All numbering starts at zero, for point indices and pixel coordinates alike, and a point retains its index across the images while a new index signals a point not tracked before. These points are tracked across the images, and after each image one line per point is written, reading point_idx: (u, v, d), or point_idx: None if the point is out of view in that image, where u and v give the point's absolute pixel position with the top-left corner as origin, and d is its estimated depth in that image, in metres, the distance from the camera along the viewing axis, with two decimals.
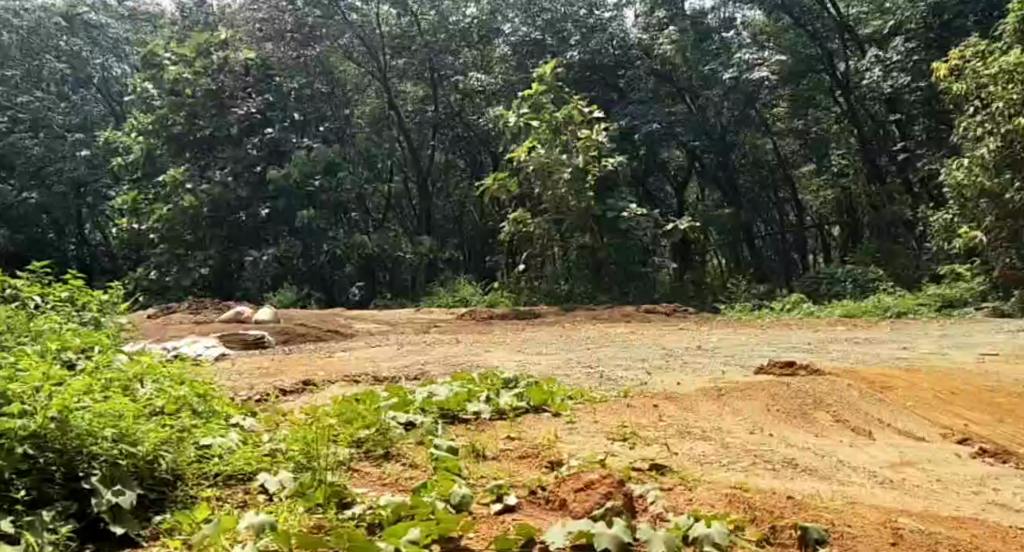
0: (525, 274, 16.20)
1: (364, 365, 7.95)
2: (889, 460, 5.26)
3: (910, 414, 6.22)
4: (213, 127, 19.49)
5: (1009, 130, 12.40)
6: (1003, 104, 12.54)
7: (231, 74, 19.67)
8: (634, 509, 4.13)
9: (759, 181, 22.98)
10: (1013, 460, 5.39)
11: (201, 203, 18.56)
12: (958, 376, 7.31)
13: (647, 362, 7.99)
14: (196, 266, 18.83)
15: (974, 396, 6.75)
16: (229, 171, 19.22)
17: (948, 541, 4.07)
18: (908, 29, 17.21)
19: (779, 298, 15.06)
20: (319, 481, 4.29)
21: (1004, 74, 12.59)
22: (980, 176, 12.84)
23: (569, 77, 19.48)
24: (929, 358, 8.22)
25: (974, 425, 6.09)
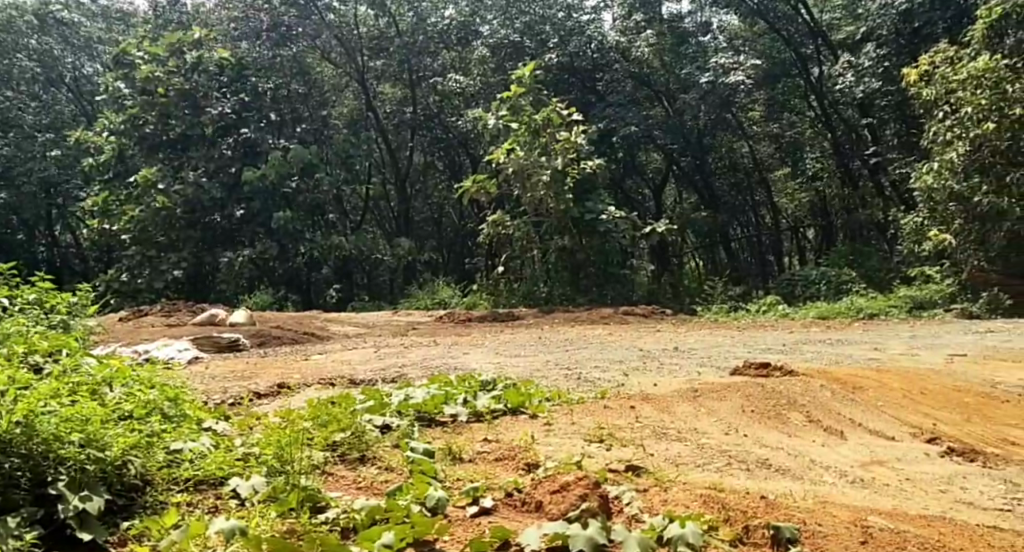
0: (504, 275, 16.09)
1: (341, 368, 7.88)
2: (860, 460, 5.26)
3: (881, 415, 6.22)
4: (186, 126, 19.21)
5: (977, 135, 12.68)
6: (972, 109, 12.79)
7: (205, 74, 19.54)
8: (609, 510, 4.11)
9: (734, 184, 22.92)
10: (981, 458, 5.39)
11: (174, 203, 18.48)
12: (928, 377, 7.35)
13: (623, 364, 7.98)
14: (169, 268, 18.59)
15: (943, 396, 6.77)
16: (203, 171, 19.03)
17: (918, 539, 4.07)
18: (880, 36, 17.40)
19: (754, 300, 15.11)
20: (292, 485, 4.24)
21: (972, 79, 12.85)
22: (949, 180, 13.04)
23: (549, 78, 19.59)
24: (901, 358, 8.26)
25: (943, 425, 6.10)
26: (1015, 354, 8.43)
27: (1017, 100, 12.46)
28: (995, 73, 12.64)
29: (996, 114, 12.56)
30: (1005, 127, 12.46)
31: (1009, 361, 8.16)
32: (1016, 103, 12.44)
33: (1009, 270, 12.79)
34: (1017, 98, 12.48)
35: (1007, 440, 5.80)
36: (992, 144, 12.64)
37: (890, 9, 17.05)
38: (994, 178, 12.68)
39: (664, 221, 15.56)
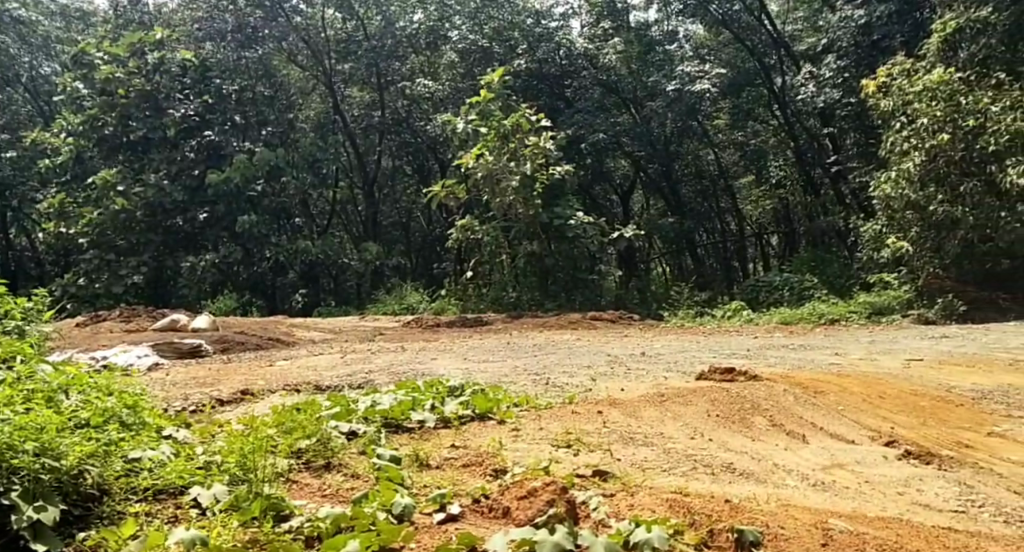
0: (473, 280, 16.07)
1: (306, 374, 7.78)
2: (821, 463, 5.26)
3: (842, 418, 6.23)
4: (147, 128, 18.97)
5: (933, 145, 12.85)
6: (927, 120, 12.94)
7: (167, 75, 19.33)
8: (576, 516, 4.07)
9: (700, 191, 22.82)
10: (936, 461, 5.40)
11: (134, 206, 18.24)
12: (888, 381, 7.40)
13: (592, 369, 7.94)
14: (129, 273, 18.23)
15: (900, 400, 6.80)
16: (165, 173, 18.76)
17: (876, 541, 4.08)
18: (839, 48, 17.52)
19: (720, 306, 15.18)
20: (255, 494, 4.16)
21: (927, 92, 13.05)
22: (906, 190, 13.13)
23: (518, 84, 19.36)
24: (861, 363, 8.31)
25: (901, 428, 6.12)
26: (971, 359, 8.52)
27: (971, 112, 12.65)
28: (948, 86, 12.91)
29: (951, 125, 12.76)
30: (958, 137, 12.70)
31: (966, 365, 8.23)
32: (970, 115, 12.63)
33: (963, 277, 12.94)
34: (971, 110, 12.65)
35: (962, 444, 5.83)
36: (947, 154, 12.83)
37: (850, 22, 17.22)
38: (948, 188, 12.87)
39: (632, 227, 15.56)
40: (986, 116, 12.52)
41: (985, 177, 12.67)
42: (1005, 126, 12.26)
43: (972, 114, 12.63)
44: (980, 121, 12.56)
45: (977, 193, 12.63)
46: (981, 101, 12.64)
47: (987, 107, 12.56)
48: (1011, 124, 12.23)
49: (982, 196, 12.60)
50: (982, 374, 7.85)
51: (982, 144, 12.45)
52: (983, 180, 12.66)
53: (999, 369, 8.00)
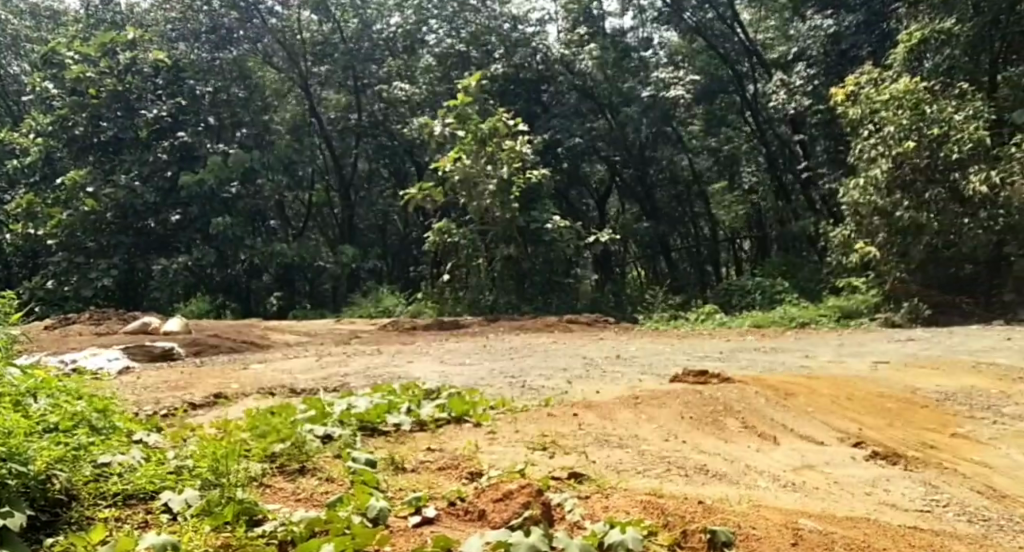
0: (449, 284, 15.93)
1: (279, 377, 7.71)
2: (791, 464, 5.27)
3: (813, 420, 6.25)
4: (118, 128, 18.81)
5: (898, 153, 12.89)
6: (894, 129, 13.02)
7: (138, 76, 19.14)
8: (551, 518, 4.06)
9: (675, 196, 22.69)
10: (902, 461, 5.43)
11: (104, 207, 18.13)
12: (856, 384, 7.43)
13: (567, 372, 7.94)
14: (99, 275, 18.00)
15: (869, 402, 6.83)
16: (136, 174, 18.53)
17: (845, 540, 4.11)
18: (809, 57, 17.79)
19: (693, 310, 15.21)
20: (227, 498, 4.12)
21: (893, 100, 13.15)
22: (874, 196, 13.23)
23: (495, 87, 19.10)
24: (830, 366, 8.35)
25: (868, 429, 6.16)
26: (938, 362, 8.60)
27: (936, 121, 12.77)
28: (913, 94, 13.01)
29: (916, 133, 12.85)
30: (923, 145, 12.79)
31: (932, 368, 8.30)
32: (934, 124, 12.75)
33: (927, 281, 13.08)
34: (935, 119, 12.78)
35: (927, 444, 5.87)
36: (911, 161, 12.87)
37: (819, 31, 17.48)
38: (914, 195, 12.98)
39: (608, 231, 15.60)
40: (950, 125, 12.65)
41: (949, 185, 12.75)
42: (967, 134, 12.41)
43: (938, 123, 12.74)
44: (944, 130, 12.66)
45: (941, 200, 12.77)
46: (945, 110, 12.78)
47: (950, 116, 12.70)
48: (973, 132, 12.40)
49: (946, 203, 12.75)
50: (947, 376, 7.91)
51: (945, 152, 12.59)
52: (947, 187, 12.74)
53: (965, 371, 8.07)
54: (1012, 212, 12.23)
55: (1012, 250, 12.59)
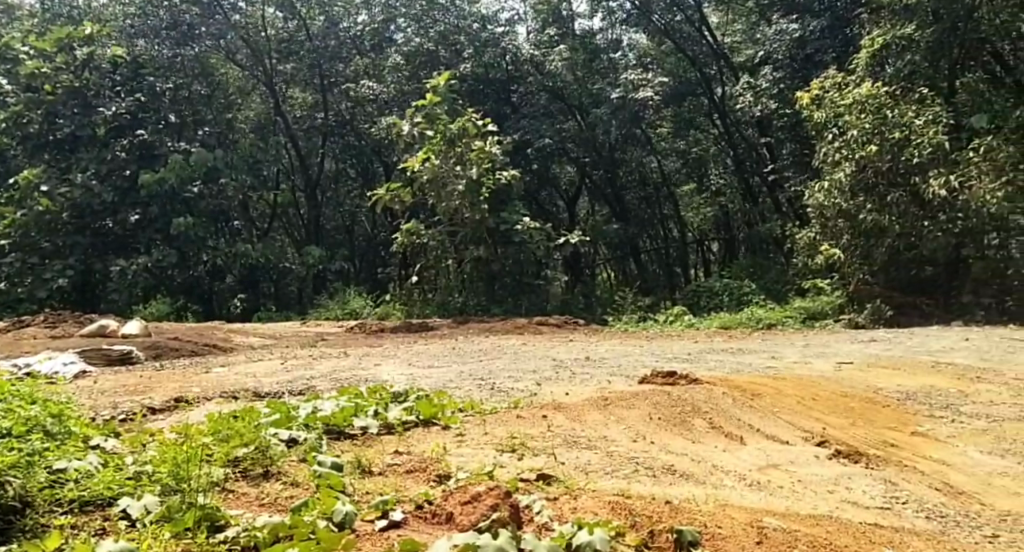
0: (418, 286, 15.82)
1: (243, 381, 7.61)
2: (756, 463, 5.25)
3: (779, 420, 6.25)
4: (75, 126, 18.50)
5: (861, 156, 13.04)
6: (857, 132, 13.14)
7: (96, 72, 18.89)
8: (520, 520, 4.02)
9: (645, 198, 22.70)
10: (864, 460, 5.43)
11: (59, 207, 17.81)
12: (821, 384, 7.42)
13: (537, 374, 7.86)
14: (54, 276, 17.74)
15: (832, 402, 6.84)
16: (93, 172, 18.26)
17: (808, 538, 4.10)
18: (775, 60, 17.99)
19: (661, 311, 15.26)
20: (187, 504, 4.03)
21: (857, 104, 13.23)
22: (838, 199, 13.36)
23: (463, 87, 19.56)
24: (795, 366, 8.36)
25: (833, 428, 6.17)
26: (900, 362, 8.64)
27: (896, 125, 12.87)
28: (876, 99, 13.10)
29: (878, 137, 12.95)
30: (885, 149, 12.88)
31: (894, 367, 8.35)
32: (895, 128, 12.85)
33: (890, 282, 13.18)
34: (897, 123, 12.87)
35: (888, 442, 5.89)
36: (874, 165, 13.00)
37: (785, 35, 17.84)
38: (876, 198, 13.09)
39: (577, 233, 15.58)
40: (911, 129, 12.77)
41: (910, 188, 12.86)
42: (928, 139, 12.53)
43: (898, 127, 12.85)
44: (905, 134, 12.77)
45: (902, 203, 12.89)
46: (906, 115, 12.89)
47: (911, 120, 12.82)
48: (933, 136, 12.52)
49: (907, 205, 12.87)
50: (907, 375, 7.95)
51: (906, 156, 12.72)
52: (907, 191, 12.87)
53: (924, 371, 8.12)
54: (970, 215, 12.21)
55: (971, 252, 12.56)
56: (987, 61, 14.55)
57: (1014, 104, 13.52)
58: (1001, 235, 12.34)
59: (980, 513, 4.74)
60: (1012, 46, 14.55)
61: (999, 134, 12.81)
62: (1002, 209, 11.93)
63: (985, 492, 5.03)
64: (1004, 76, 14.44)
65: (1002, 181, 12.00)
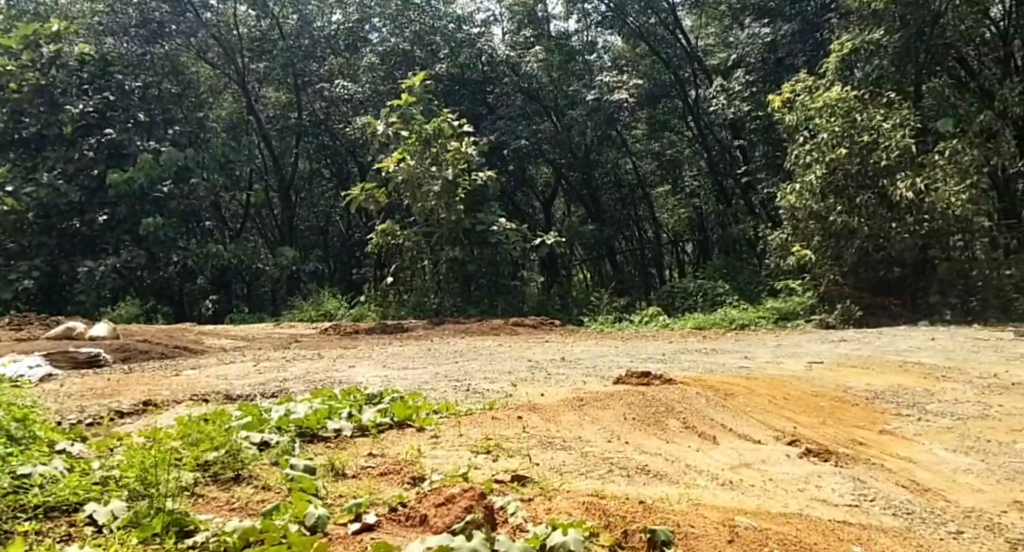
0: (393, 287, 15.76)
1: (216, 383, 7.51)
2: (729, 463, 5.24)
3: (751, 419, 6.25)
4: (41, 125, 18.19)
5: (831, 159, 13.06)
6: (827, 135, 13.17)
7: (63, 69, 18.48)
8: (494, 521, 3.98)
9: (620, 199, 22.71)
10: (834, 459, 5.42)
11: (24, 206, 17.52)
12: (791, 383, 7.42)
13: (513, 375, 7.81)
14: (20, 277, 17.49)
15: (803, 401, 6.84)
16: (60, 172, 18.01)
17: (779, 537, 4.09)
18: (747, 64, 18.12)
19: (637, 311, 15.30)
20: (156, 510, 3.96)
21: (827, 108, 13.29)
22: (809, 201, 13.39)
23: (439, 87, 19.59)
24: (767, 366, 8.37)
25: (804, 427, 6.16)
26: (869, 361, 8.68)
27: (865, 128, 12.96)
28: (845, 102, 13.22)
29: (847, 140, 13.01)
30: (854, 152, 12.94)
31: (862, 366, 8.39)
32: (864, 131, 12.93)
33: (859, 282, 13.28)
34: (866, 127, 12.95)
35: (857, 441, 5.89)
36: (845, 167, 13.06)
37: (757, 39, 17.91)
38: (846, 200, 13.16)
39: (553, 233, 15.59)
40: (879, 132, 12.87)
41: (878, 190, 12.95)
42: (895, 142, 12.68)
43: (866, 130, 12.93)
44: (874, 137, 12.88)
45: (871, 205, 12.96)
46: (874, 118, 13.00)
47: (880, 124, 12.92)
48: (900, 140, 12.68)
49: (875, 208, 12.95)
50: (876, 375, 7.98)
51: (874, 159, 12.81)
52: (876, 193, 12.95)
53: (892, 371, 8.15)
54: (936, 217, 12.42)
55: (937, 254, 12.63)
56: (952, 66, 14.92)
57: (978, 110, 13.85)
58: (965, 237, 12.45)
59: (945, 510, 4.75)
60: (974, 52, 15.11)
61: (963, 137, 13.32)
62: (966, 210, 12.27)
63: (950, 489, 5.05)
64: (968, 80, 14.81)
65: (966, 183, 12.42)
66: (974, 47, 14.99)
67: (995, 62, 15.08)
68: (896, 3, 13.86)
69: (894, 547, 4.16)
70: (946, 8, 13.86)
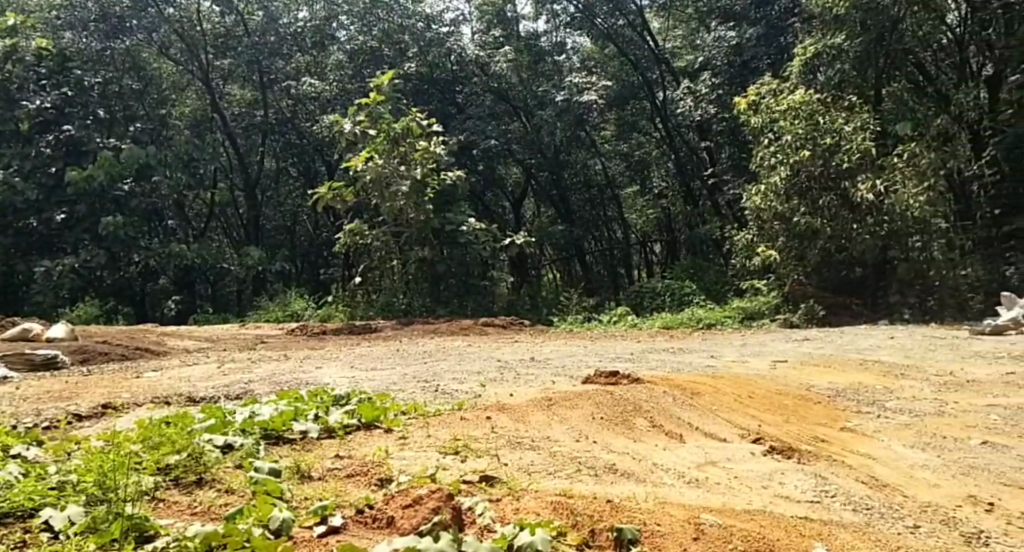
0: (362, 287, 15.67)
1: (178, 386, 7.36)
2: (695, 461, 5.22)
3: (715, 416, 6.24)
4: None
5: (795, 161, 13.16)
6: (790, 138, 13.25)
7: (20, 64, 17.93)
8: (461, 522, 3.93)
9: (589, 199, 22.72)
10: (797, 455, 5.41)
11: None
12: (754, 382, 7.41)
13: (482, 375, 7.75)
14: None
15: (768, 399, 6.84)
16: (17, 170, 17.76)
17: (742, 534, 4.06)
18: (714, 66, 18.22)
19: (605, 311, 15.31)
20: (114, 514, 3.87)
21: (791, 110, 13.37)
22: (774, 203, 13.45)
23: (408, 87, 19.66)
24: (733, 365, 8.38)
25: (768, 425, 6.15)
26: (831, 360, 8.70)
27: (828, 131, 13.10)
28: (809, 106, 13.28)
29: (810, 142, 13.12)
30: (817, 154, 13.05)
31: (825, 365, 8.42)
32: (827, 134, 13.08)
33: (823, 283, 13.27)
34: (828, 129, 13.11)
35: (819, 438, 5.90)
36: (808, 169, 13.14)
37: (722, 42, 17.96)
38: (809, 201, 13.23)
39: (523, 233, 15.57)
40: (841, 135, 13.04)
41: (840, 192, 13.06)
42: (856, 145, 12.88)
43: (829, 133, 13.08)
44: (836, 139, 13.04)
45: (833, 207, 13.06)
46: (837, 121, 13.15)
47: (841, 127, 13.08)
48: (861, 143, 12.87)
49: (837, 209, 13.04)
50: (838, 373, 8.02)
51: (837, 161, 12.95)
52: (838, 195, 13.06)
53: (854, 369, 8.19)
54: (895, 218, 12.54)
55: (897, 254, 12.73)
56: (910, 71, 15.18)
57: (935, 113, 14.79)
58: (923, 237, 12.62)
59: (903, 505, 4.75)
60: (932, 56, 15.21)
61: (921, 141, 13.64)
62: (924, 212, 12.46)
63: (908, 484, 5.05)
64: (926, 85, 15.16)
65: (924, 185, 12.67)
66: (932, 52, 15.07)
67: (951, 67, 15.27)
68: (855, 8, 13.90)
69: (853, 542, 4.15)
70: (904, 13, 13.95)
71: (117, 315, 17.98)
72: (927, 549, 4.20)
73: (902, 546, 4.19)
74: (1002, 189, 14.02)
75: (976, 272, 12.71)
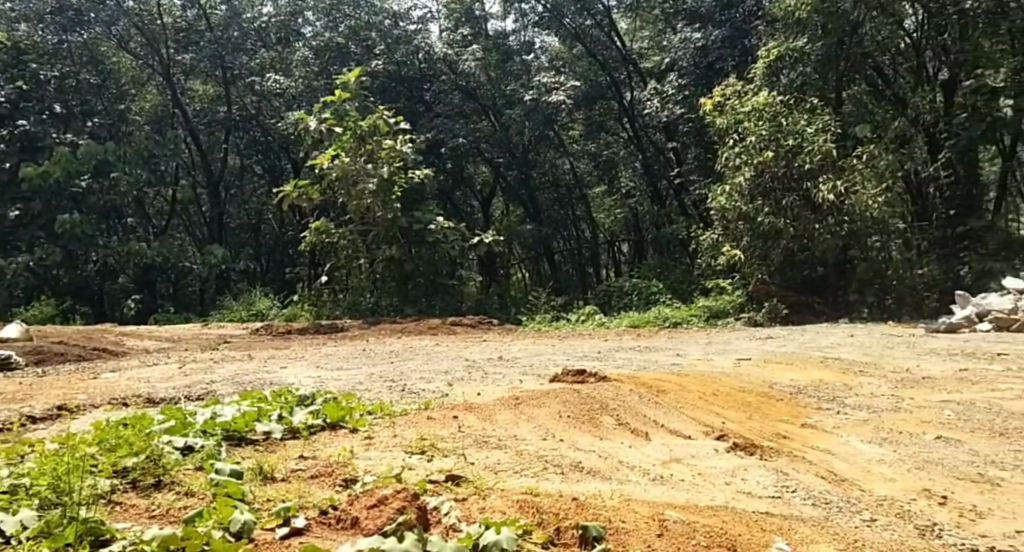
0: (327, 286, 15.55)
1: (135, 387, 7.26)
2: (659, 459, 5.18)
3: (679, 414, 6.20)
4: None
5: (758, 162, 13.19)
6: (754, 139, 13.29)
7: None
8: (426, 522, 3.87)
9: (557, 198, 22.70)
10: (759, 452, 5.39)
11: None
12: (716, 380, 7.39)
13: (448, 375, 7.65)
14: None
15: (732, 397, 6.83)
16: None
17: (706, 530, 4.04)
18: (680, 67, 18.27)
19: (572, 311, 15.28)
20: (69, 518, 3.77)
21: (754, 113, 13.50)
22: (738, 202, 13.48)
23: (375, 85, 19.65)
24: (698, 363, 8.37)
25: (731, 422, 6.14)
26: (795, 358, 8.71)
27: (791, 132, 13.18)
28: (772, 107, 13.40)
29: (774, 143, 13.17)
30: (780, 155, 13.09)
31: (788, 363, 8.41)
32: (790, 135, 13.15)
33: (786, 282, 13.25)
34: (791, 130, 13.19)
35: (781, 434, 5.89)
36: (771, 170, 13.18)
37: (688, 43, 18.05)
38: (773, 201, 13.24)
39: (491, 232, 15.48)
40: (803, 137, 13.11)
41: (802, 193, 13.08)
42: (818, 146, 12.94)
43: (792, 134, 13.15)
44: (799, 141, 13.10)
45: (796, 207, 13.07)
46: (799, 123, 13.24)
47: (803, 128, 13.18)
48: (822, 144, 12.94)
49: (800, 210, 13.05)
50: (801, 370, 8.03)
51: (799, 162, 13.00)
52: (800, 196, 13.07)
53: (817, 366, 8.22)
54: (855, 218, 12.62)
55: (857, 254, 12.84)
56: (868, 74, 15.36)
57: (892, 115, 14.82)
58: (882, 237, 12.78)
59: (860, 499, 4.75)
60: (890, 60, 15.44)
61: (879, 143, 13.77)
62: (882, 212, 12.64)
63: (866, 479, 5.06)
64: (884, 88, 15.39)
65: (883, 187, 12.87)
66: (891, 55, 15.30)
67: (908, 72, 15.51)
68: (817, 12, 14.11)
69: (813, 536, 4.14)
70: (864, 18, 14.19)
71: (74, 315, 17.70)
72: (884, 541, 4.20)
73: (860, 539, 4.18)
74: (956, 190, 14.60)
75: (931, 272, 13.18)
